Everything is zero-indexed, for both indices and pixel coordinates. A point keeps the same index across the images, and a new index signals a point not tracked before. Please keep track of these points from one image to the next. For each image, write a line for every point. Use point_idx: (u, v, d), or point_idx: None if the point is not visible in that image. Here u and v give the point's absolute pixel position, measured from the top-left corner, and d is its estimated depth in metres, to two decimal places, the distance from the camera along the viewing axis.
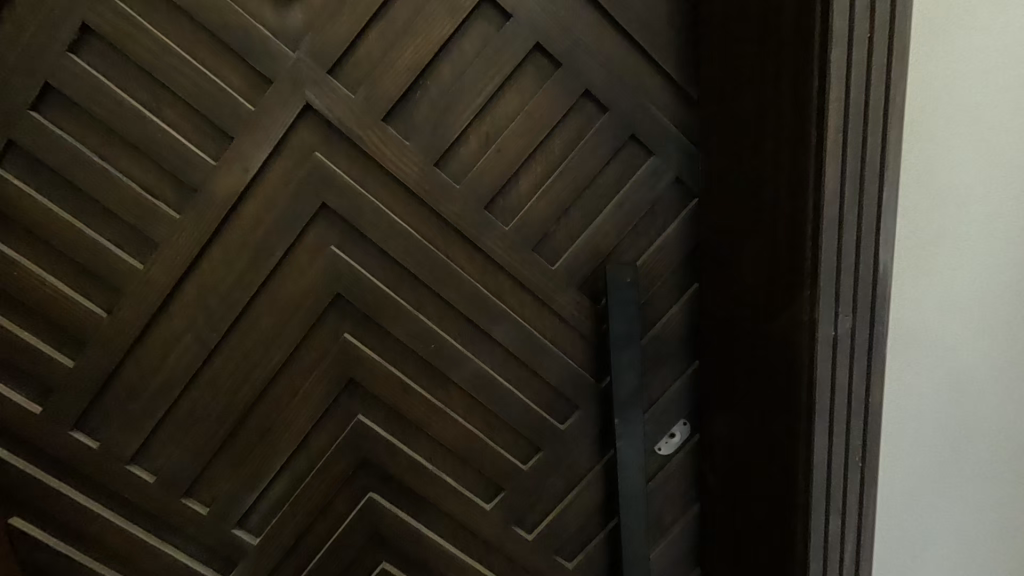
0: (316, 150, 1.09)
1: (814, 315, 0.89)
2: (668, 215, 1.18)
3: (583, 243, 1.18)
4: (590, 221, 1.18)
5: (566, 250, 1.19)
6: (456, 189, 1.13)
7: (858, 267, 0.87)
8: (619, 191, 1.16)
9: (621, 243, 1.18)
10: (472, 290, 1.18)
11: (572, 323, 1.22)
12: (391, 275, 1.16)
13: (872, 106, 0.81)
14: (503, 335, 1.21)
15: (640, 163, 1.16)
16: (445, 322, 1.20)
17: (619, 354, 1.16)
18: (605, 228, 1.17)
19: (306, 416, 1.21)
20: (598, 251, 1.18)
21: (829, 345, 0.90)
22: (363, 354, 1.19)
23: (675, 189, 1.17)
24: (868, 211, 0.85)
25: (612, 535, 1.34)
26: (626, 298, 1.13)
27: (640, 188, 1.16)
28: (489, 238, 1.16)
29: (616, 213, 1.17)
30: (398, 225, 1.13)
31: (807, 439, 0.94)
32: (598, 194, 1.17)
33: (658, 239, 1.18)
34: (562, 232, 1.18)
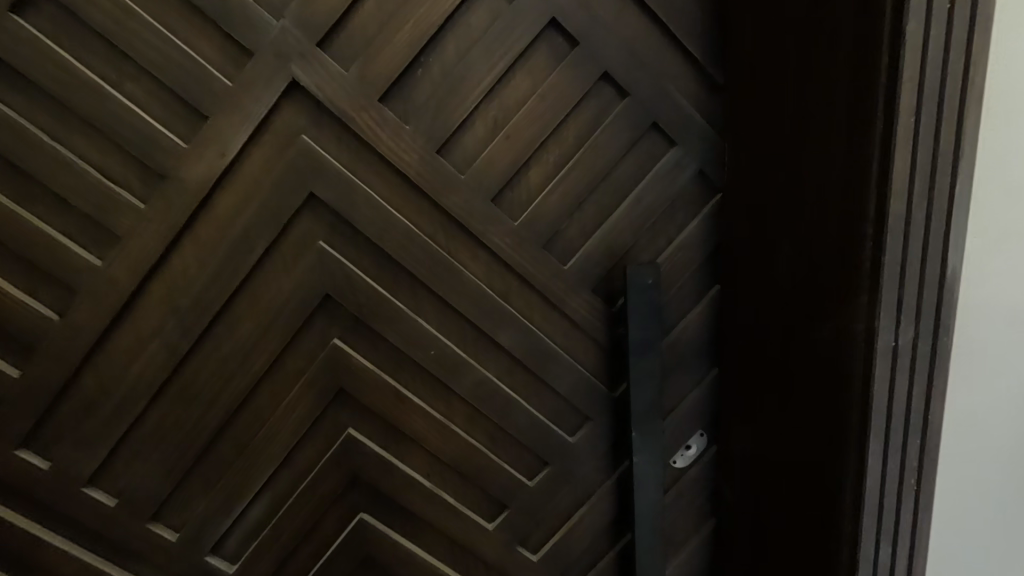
0: (303, 132, 0.97)
1: (872, 323, 0.81)
2: (689, 211, 1.09)
3: (598, 240, 1.08)
4: (606, 217, 1.08)
5: (579, 248, 1.09)
6: (461, 180, 1.02)
7: (924, 273, 0.79)
8: (639, 185, 1.07)
9: (639, 241, 1.09)
10: (476, 291, 1.07)
11: (584, 327, 1.12)
12: (386, 273, 1.05)
13: (949, 88, 0.73)
14: (510, 340, 1.10)
15: (660, 154, 1.06)
16: (445, 326, 1.09)
17: (635, 361, 1.07)
18: (623, 226, 1.08)
19: (291, 430, 1.09)
20: (615, 249, 1.09)
21: (888, 358, 0.82)
22: (355, 361, 1.07)
23: (698, 182, 1.08)
24: (938, 210, 0.77)
25: (622, 552, 1.25)
26: (648, 303, 1.04)
27: (660, 182, 1.07)
28: (496, 235, 1.05)
29: (634, 208, 1.07)
30: (396, 218, 1.02)
31: (859, 459, 0.88)
32: (615, 188, 1.07)
33: (678, 236, 1.09)
34: (575, 228, 1.08)
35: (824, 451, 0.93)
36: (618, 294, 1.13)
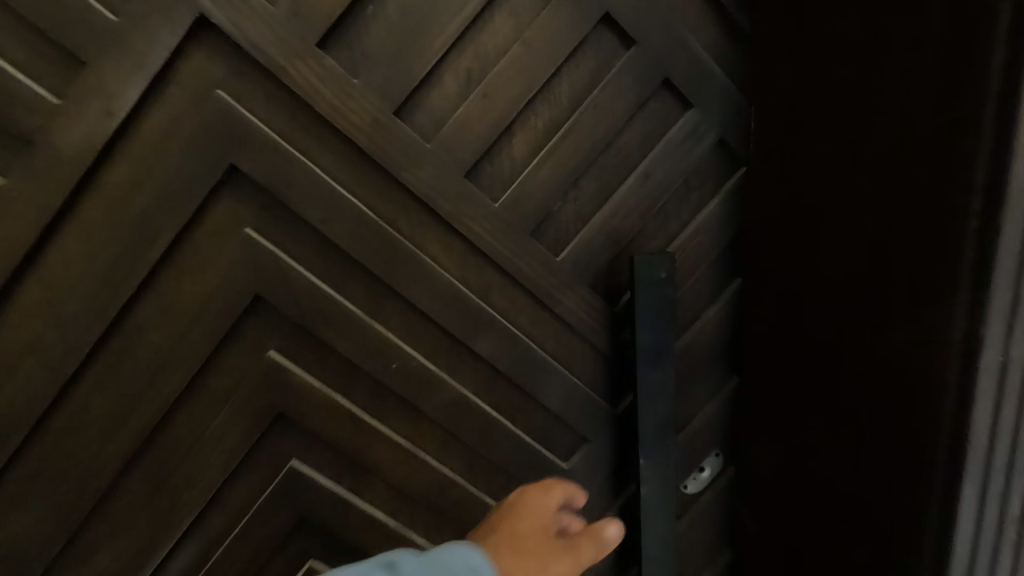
0: (219, 86, 0.74)
1: (974, 334, 0.60)
2: (705, 190, 0.92)
3: (598, 225, 0.89)
4: (606, 197, 0.88)
5: (574, 236, 0.89)
6: (426, 151, 0.81)
7: None
8: (647, 157, 0.88)
9: (647, 228, 0.90)
10: (447, 290, 0.87)
11: (580, 331, 0.93)
12: (332, 268, 0.84)
13: None
14: (491, 350, 0.90)
15: (673, 120, 0.88)
16: (410, 333, 0.88)
17: (646, 375, 0.88)
18: (628, 208, 0.89)
19: (217, 466, 0.87)
20: (617, 237, 0.90)
21: (995, 380, 0.61)
22: (297, 378, 0.86)
23: (718, 153, 0.91)
24: None
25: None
26: (662, 304, 0.85)
27: (672, 155, 0.88)
28: (472, 219, 0.84)
29: (641, 186, 0.88)
30: (345, 198, 0.80)
31: (943, 512, 0.67)
32: (617, 161, 0.87)
33: (692, 222, 0.92)
34: (568, 211, 0.88)
35: (879, 492, 0.75)
36: (622, 291, 0.94)
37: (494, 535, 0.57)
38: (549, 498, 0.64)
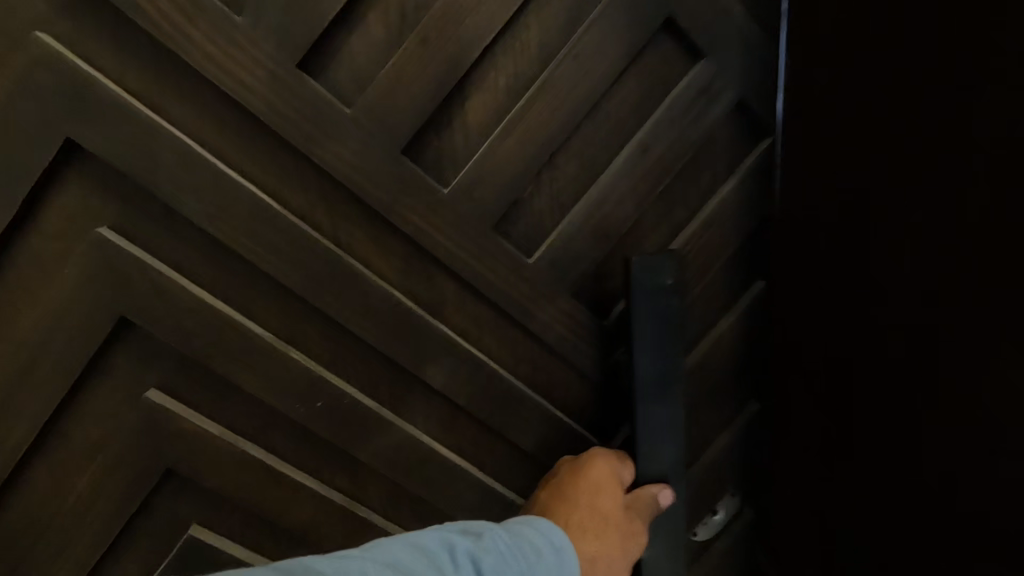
0: (36, 24, 0.52)
1: None
2: (718, 168, 0.72)
3: (581, 216, 0.68)
4: (590, 178, 0.68)
5: (551, 230, 0.69)
6: (346, 118, 0.60)
7: None
8: (644, 127, 0.67)
9: (644, 219, 0.70)
10: (384, 304, 0.66)
11: (561, 352, 0.72)
12: (228, 277, 0.63)
13: None
14: (446, 379, 0.70)
15: (678, 75, 0.67)
16: (340, 358, 0.68)
17: (647, 412, 0.66)
18: (621, 193, 0.68)
19: (82, 549, 0.64)
20: (606, 230, 0.69)
21: None
22: (190, 425, 0.65)
23: (736, 119, 0.71)
24: None
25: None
26: (665, 320, 0.64)
27: (677, 120, 0.67)
28: (415, 209, 0.64)
29: (637, 162, 0.67)
30: (237, 184, 0.59)
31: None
32: (604, 129, 0.67)
33: (702, 209, 0.72)
34: (543, 197, 0.68)
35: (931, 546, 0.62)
36: (614, 299, 0.73)
37: (564, 509, 0.59)
38: (620, 473, 0.66)
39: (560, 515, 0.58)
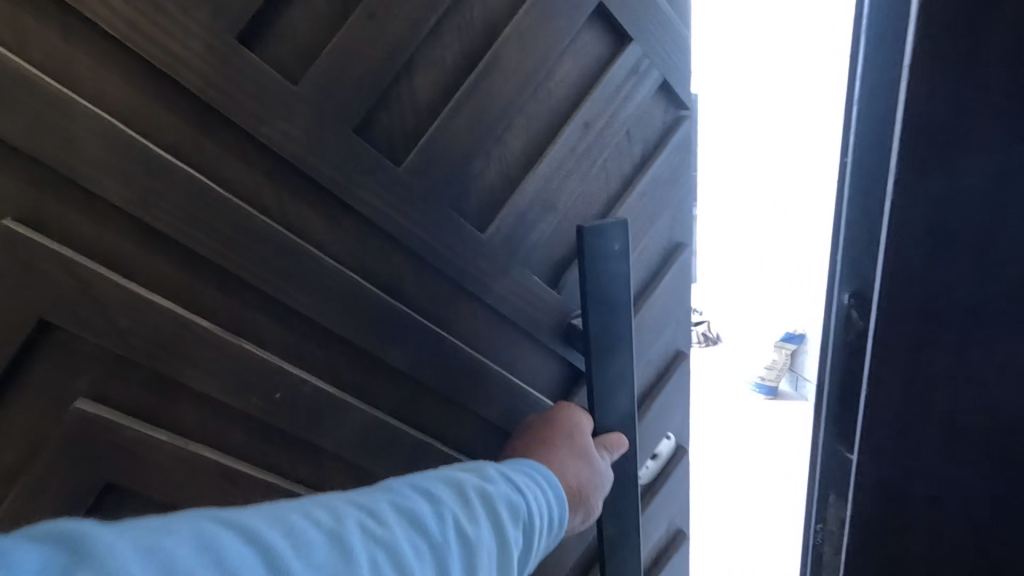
0: None
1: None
2: (647, 144, 0.79)
3: (530, 191, 0.72)
4: (537, 154, 0.72)
5: (503, 205, 0.72)
6: (292, 94, 0.58)
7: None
8: (583, 104, 0.72)
9: (584, 193, 0.76)
10: (343, 287, 0.65)
11: (519, 321, 0.76)
12: (166, 269, 0.58)
13: None
14: (409, 359, 0.71)
15: (609, 58, 0.73)
16: (298, 347, 0.66)
17: (603, 370, 0.72)
18: (563, 169, 0.73)
19: None
20: (553, 203, 0.74)
21: None
22: (132, 434, 0.59)
23: (660, 99, 0.79)
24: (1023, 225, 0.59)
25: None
26: (615, 282, 0.70)
27: (611, 99, 0.74)
28: (369, 188, 0.63)
29: (577, 138, 0.73)
30: (173, 165, 0.55)
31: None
32: (547, 109, 0.71)
33: (638, 181, 0.79)
34: (494, 173, 0.70)
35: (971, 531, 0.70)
36: (563, 269, 0.78)
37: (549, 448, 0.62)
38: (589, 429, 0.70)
39: (542, 456, 0.61)
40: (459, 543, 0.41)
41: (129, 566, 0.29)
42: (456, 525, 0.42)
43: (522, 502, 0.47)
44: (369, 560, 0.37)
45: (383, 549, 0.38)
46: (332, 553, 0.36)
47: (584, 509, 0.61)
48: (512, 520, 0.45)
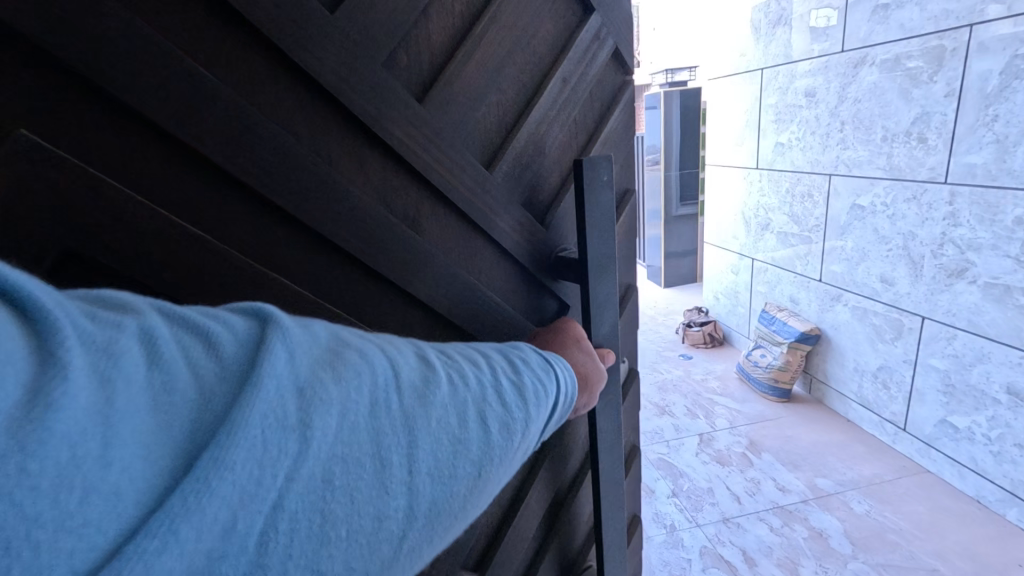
0: None
1: None
2: (603, 103, 0.97)
3: (524, 134, 0.84)
4: (529, 102, 0.84)
5: (504, 148, 0.82)
6: (332, 24, 0.63)
7: None
8: (561, 62, 0.86)
9: (561, 142, 0.91)
10: (366, 215, 0.70)
11: (514, 253, 0.86)
12: (200, 187, 0.61)
13: None
14: (428, 288, 0.78)
15: (577, 26, 0.88)
16: (319, 277, 0.70)
17: (597, 290, 0.85)
18: (547, 116, 0.87)
19: None
20: (540, 147, 0.87)
21: None
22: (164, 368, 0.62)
23: (615, 64, 0.97)
24: None
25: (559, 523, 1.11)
26: (605, 210, 0.82)
27: (582, 59, 0.89)
28: (391, 117, 0.69)
29: (558, 92, 0.87)
30: (217, 87, 0.58)
31: None
32: (532, 63, 0.84)
33: (600, 134, 0.96)
34: (492, 117, 0.81)
35: None
36: (549, 209, 0.91)
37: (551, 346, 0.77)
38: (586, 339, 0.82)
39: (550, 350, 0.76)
40: (507, 380, 0.56)
41: (291, 327, 0.44)
42: (503, 367, 0.57)
43: (545, 362, 0.62)
44: (446, 374, 0.51)
45: (453, 369, 0.53)
46: (420, 363, 0.51)
47: (587, 394, 0.74)
48: (542, 371, 0.61)
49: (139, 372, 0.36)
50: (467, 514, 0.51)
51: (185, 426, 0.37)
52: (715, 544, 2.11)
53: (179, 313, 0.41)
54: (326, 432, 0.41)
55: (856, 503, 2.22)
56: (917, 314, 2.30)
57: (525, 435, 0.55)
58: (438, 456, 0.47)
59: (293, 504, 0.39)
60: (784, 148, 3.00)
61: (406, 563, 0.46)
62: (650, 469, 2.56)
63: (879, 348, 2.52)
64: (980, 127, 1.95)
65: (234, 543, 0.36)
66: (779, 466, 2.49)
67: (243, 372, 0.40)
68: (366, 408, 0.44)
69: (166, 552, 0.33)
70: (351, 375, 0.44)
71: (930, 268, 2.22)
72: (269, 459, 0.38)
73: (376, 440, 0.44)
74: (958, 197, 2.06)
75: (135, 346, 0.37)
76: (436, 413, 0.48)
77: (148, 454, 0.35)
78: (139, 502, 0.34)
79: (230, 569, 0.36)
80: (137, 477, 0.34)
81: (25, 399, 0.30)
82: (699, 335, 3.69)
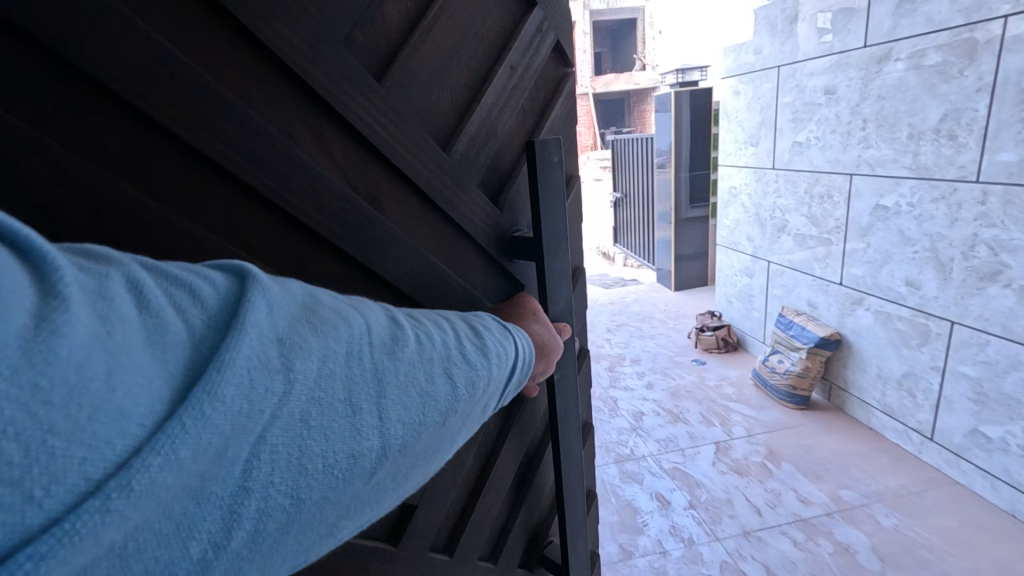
0: None
1: None
2: (548, 92, 1.03)
3: (476, 118, 0.91)
4: (479, 89, 0.92)
5: (459, 130, 0.89)
6: (296, 7, 0.70)
7: None
8: (509, 50, 0.92)
9: (512, 125, 0.97)
10: (335, 192, 0.77)
11: (468, 231, 0.93)
12: (188, 171, 0.69)
13: None
14: (389, 264, 0.85)
15: (523, 16, 0.94)
16: (292, 251, 0.78)
17: (552, 264, 0.91)
18: (497, 101, 0.93)
19: None
20: (492, 131, 0.94)
21: None
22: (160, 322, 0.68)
23: (556, 56, 1.02)
24: None
25: (525, 503, 1.19)
26: (556, 188, 0.87)
27: (528, 48, 0.95)
28: (345, 94, 0.75)
29: (506, 78, 0.93)
30: (205, 80, 0.66)
31: None
32: (479, 51, 0.90)
33: (547, 121, 1.01)
34: (444, 101, 0.88)
35: None
36: (502, 190, 0.98)
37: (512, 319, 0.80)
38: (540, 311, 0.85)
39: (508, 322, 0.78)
40: (471, 344, 0.61)
41: (274, 284, 0.48)
42: (467, 330, 0.63)
43: (503, 337, 0.65)
44: (415, 334, 0.56)
45: (422, 329, 0.58)
46: (389, 323, 0.55)
47: (543, 360, 0.78)
48: (502, 336, 0.65)
49: (133, 316, 0.38)
50: (428, 457, 0.58)
51: (179, 362, 0.39)
52: (735, 558, 2.01)
53: (165, 271, 0.43)
54: (309, 373, 0.46)
55: (882, 517, 2.13)
56: (946, 319, 2.20)
57: (485, 389, 0.61)
58: (407, 404, 0.53)
59: (275, 438, 0.43)
60: (802, 147, 2.92)
61: (373, 492, 0.54)
62: (665, 479, 2.47)
63: (903, 355, 2.42)
64: (1015, 122, 1.86)
65: (223, 467, 0.40)
66: (799, 476, 2.40)
67: (224, 322, 0.43)
68: (342, 356, 0.49)
69: (165, 468, 0.36)
70: (329, 326, 0.49)
71: (960, 270, 2.12)
72: (257, 394, 0.42)
73: (348, 386, 0.49)
74: (991, 196, 1.97)
75: (125, 292, 0.39)
76: (404, 365, 0.53)
77: (148, 379, 0.37)
78: (145, 421, 0.37)
79: (217, 490, 0.41)
80: (142, 401, 0.37)
81: (34, 325, 0.33)
82: (712, 340, 3.59)
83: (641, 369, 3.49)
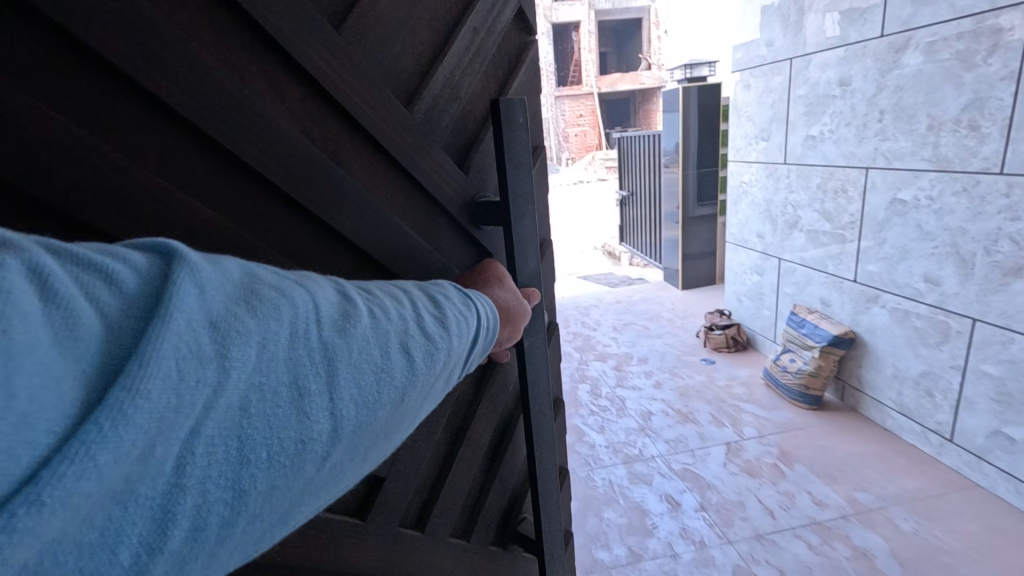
0: None
1: None
2: (509, 60, 1.10)
3: (439, 76, 0.93)
4: (444, 49, 0.95)
5: (424, 89, 0.91)
6: None
7: None
8: (472, 12, 0.98)
9: (475, 87, 1.02)
10: (298, 149, 0.76)
11: (433, 190, 0.94)
12: (161, 138, 0.67)
13: None
14: (352, 226, 0.84)
15: None
16: (254, 210, 0.76)
17: (517, 229, 0.89)
18: (461, 63, 0.97)
19: None
20: (457, 92, 0.97)
21: None
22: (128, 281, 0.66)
23: (517, 25, 1.10)
24: None
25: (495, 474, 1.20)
26: (520, 151, 0.86)
27: (489, 13, 1.01)
28: (308, 44, 0.75)
29: (468, 39, 0.97)
30: (176, 33, 0.64)
31: None
32: (443, 13, 0.95)
33: (507, 88, 1.08)
34: (409, 58, 0.90)
35: None
36: (466, 154, 1.02)
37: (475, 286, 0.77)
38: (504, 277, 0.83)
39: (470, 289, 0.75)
40: (429, 316, 0.60)
41: (206, 263, 0.45)
42: (424, 300, 0.61)
43: (467, 301, 0.66)
44: (367, 308, 0.55)
45: (374, 303, 0.56)
46: (338, 300, 0.53)
47: (510, 326, 0.77)
48: (463, 310, 0.64)
49: (37, 311, 0.36)
50: (388, 433, 0.57)
51: (92, 357, 0.38)
52: (749, 563, 1.95)
53: (72, 254, 0.40)
54: (247, 359, 0.44)
55: (901, 521, 2.06)
56: (967, 316, 2.13)
57: (444, 359, 0.60)
58: (359, 381, 0.52)
59: (210, 430, 0.42)
60: (813, 142, 2.86)
61: (329, 476, 0.52)
62: (675, 480, 2.40)
63: (921, 355, 2.35)
64: None
65: (151, 467, 0.39)
66: (813, 478, 2.33)
67: (145, 306, 0.41)
68: (286, 337, 0.47)
69: (82, 476, 0.35)
70: (269, 305, 0.47)
71: (983, 266, 2.05)
72: (187, 385, 0.40)
73: (292, 368, 0.47)
74: (1015, 189, 1.90)
75: (27, 283, 0.36)
76: (354, 344, 0.52)
77: (57, 380, 0.35)
78: (54, 428, 0.35)
79: (146, 491, 0.39)
80: (47, 406, 0.34)
81: None
82: (722, 340, 3.52)
83: (648, 368, 3.43)
